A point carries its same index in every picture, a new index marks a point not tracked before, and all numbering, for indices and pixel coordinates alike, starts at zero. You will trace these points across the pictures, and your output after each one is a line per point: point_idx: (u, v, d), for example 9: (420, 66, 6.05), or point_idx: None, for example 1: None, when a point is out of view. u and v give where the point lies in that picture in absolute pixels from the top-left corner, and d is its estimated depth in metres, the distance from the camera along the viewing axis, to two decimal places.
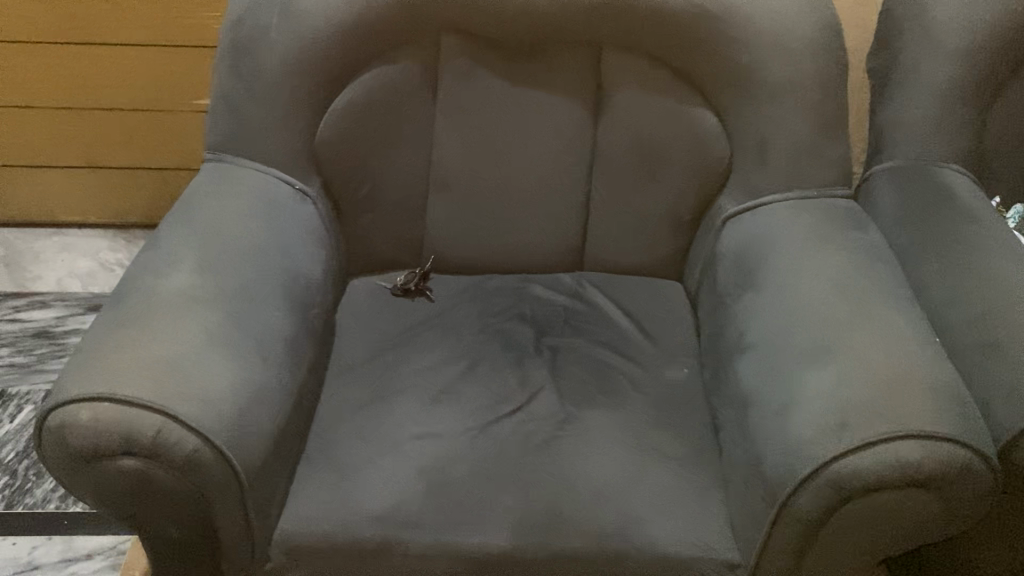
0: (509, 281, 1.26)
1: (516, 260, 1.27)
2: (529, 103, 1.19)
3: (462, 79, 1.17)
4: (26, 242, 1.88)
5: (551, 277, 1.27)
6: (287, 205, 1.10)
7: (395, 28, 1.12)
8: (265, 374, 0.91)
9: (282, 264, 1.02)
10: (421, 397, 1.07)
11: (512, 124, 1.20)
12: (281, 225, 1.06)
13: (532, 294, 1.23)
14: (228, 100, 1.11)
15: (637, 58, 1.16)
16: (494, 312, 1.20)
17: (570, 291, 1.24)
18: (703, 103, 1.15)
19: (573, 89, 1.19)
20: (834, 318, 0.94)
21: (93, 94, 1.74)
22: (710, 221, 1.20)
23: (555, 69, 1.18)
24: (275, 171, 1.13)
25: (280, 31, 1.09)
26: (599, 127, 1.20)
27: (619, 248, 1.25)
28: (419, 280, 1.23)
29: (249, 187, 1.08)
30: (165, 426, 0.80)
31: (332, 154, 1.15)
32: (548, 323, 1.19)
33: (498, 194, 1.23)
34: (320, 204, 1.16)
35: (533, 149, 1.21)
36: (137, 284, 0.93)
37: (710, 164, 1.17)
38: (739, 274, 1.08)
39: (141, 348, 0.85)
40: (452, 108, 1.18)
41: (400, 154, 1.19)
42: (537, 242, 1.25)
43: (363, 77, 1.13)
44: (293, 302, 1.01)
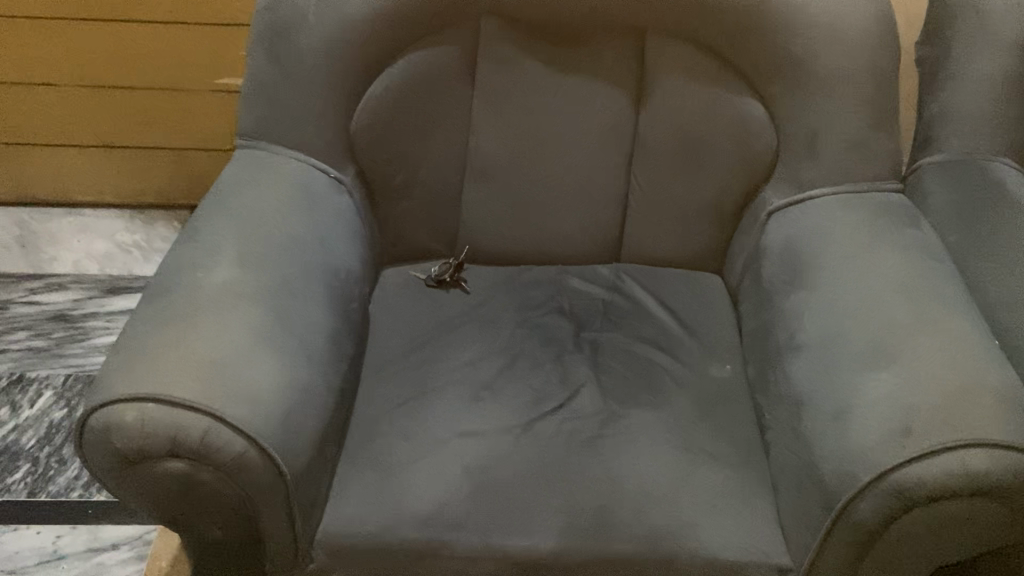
0: (546, 273, 1.24)
1: (552, 251, 1.24)
2: (570, 89, 1.16)
3: (502, 64, 1.14)
4: (40, 222, 1.85)
5: (588, 269, 1.25)
6: (325, 195, 1.06)
7: (436, 13, 1.08)
8: (309, 373, 0.88)
9: (323, 256, 0.99)
10: (461, 394, 1.05)
11: (552, 111, 1.17)
12: (319, 216, 1.03)
13: (570, 286, 1.21)
14: (262, 86, 1.07)
15: (683, 46, 1.13)
16: (531, 305, 1.18)
17: (608, 284, 1.22)
18: (750, 93, 1.12)
19: (615, 77, 1.16)
20: (891, 318, 0.92)
21: (112, 71, 1.70)
22: (754, 214, 1.17)
23: (598, 57, 1.15)
24: (313, 160, 1.09)
25: (317, 14, 1.05)
26: (641, 117, 1.17)
27: (659, 240, 1.23)
28: (454, 272, 1.20)
29: (286, 176, 1.05)
30: (213, 428, 0.78)
31: (368, 141, 1.12)
32: (588, 318, 1.16)
33: (537, 183, 1.20)
34: (356, 193, 1.13)
35: (573, 136, 1.18)
36: (178, 279, 0.90)
37: (755, 156, 1.14)
38: (787, 271, 1.06)
39: (186, 346, 0.82)
40: (490, 96, 1.15)
41: (437, 142, 1.16)
42: (574, 233, 1.23)
43: (401, 62, 1.10)
44: (334, 296, 0.98)
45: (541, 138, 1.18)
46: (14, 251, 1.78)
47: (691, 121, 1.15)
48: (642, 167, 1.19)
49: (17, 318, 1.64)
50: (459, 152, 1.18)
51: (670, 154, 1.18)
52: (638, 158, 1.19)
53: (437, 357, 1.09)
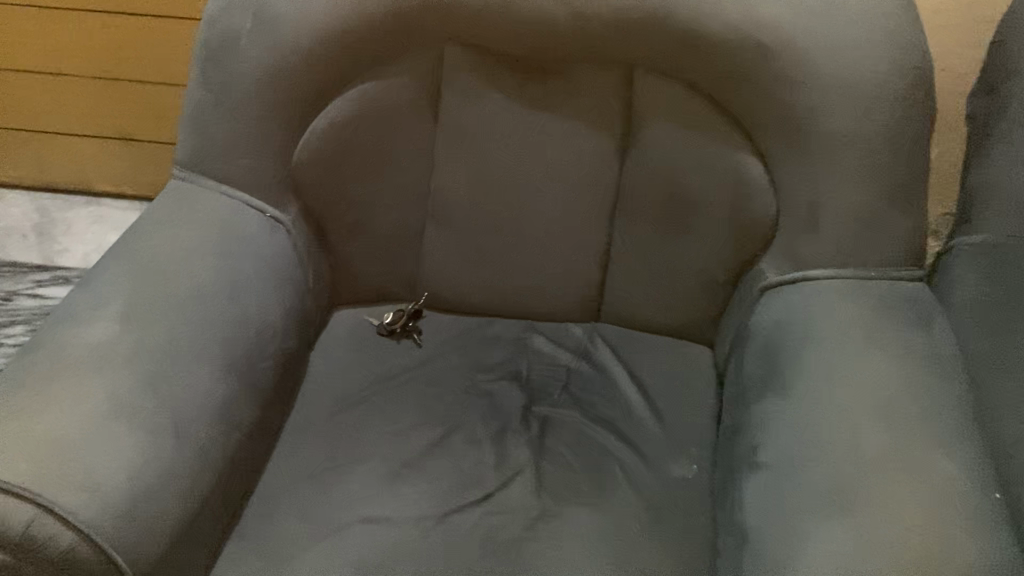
0: (511, 328, 1.11)
1: (522, 305, 1.11)
2: (544, 129, 1.02)
3: (467, 98, 1.01)
4: (61, 211, 1.83)
5: (560, 328, 1.11)
6: (250, 238, 0.97)
7: (389, 38, 0.96)
8: (178, 450, 0.79)
9: (232, 313, 0.90)
10: (379, 470, 0.93)
11: (524, 151, 1.03)
12: (240, 262, 0.94)
13: (534, 348, 1.08)
14: (195, 113, 0.98)
15: (674, 86, 0.97)
16: (486, 367, 1.05)
17: (579, 350, 1.08)
18: (748, 147, 0.96)
19: (597, 118, 1.01)
20: (863, 452, 0.75)
21: (125, 65, 1.65)
22: (747, 286, 1.01)
23: (578, 93, 1.00)
24: (247, 196, 0.99)
25: (252, 38, 0.94)
26: (625, 165, 1.03)
27: (641, 303, 1.08)
28: (407, 320, 1.10)
29: (209, 215, 0.96)
30: (37, 519, 0.68)
31: (312, 176, 1.01)
32: (545, 389, 1.03)
33: (505, 230, 1.07)
34: (298, 232, 1.03)
35: (546, 180, 1.04)
36: (52, 333, 0.82)
37: (752, 221, 0.98)
38: (766, 366, 0.90)
39: (30, 420, 0.73)
40: (454, 133, 1.03)
41: (393, 179, 1.05)
42: (546, 288, 1.10)
43: (350, 92, 0.99)
44: (236, 357, 0.88)
45: (511, 180, 1.05)
46: (30, 239, 1.77)
47: (679, 175, 1.00)
48: (625, 220, 1.05)
49: (16, 311, 1.62)
50: (418, 190, 1.06)
51: (655, 209, 1.03)
52: (621, 209, 1.05)
53: (366, 422, 0.98)
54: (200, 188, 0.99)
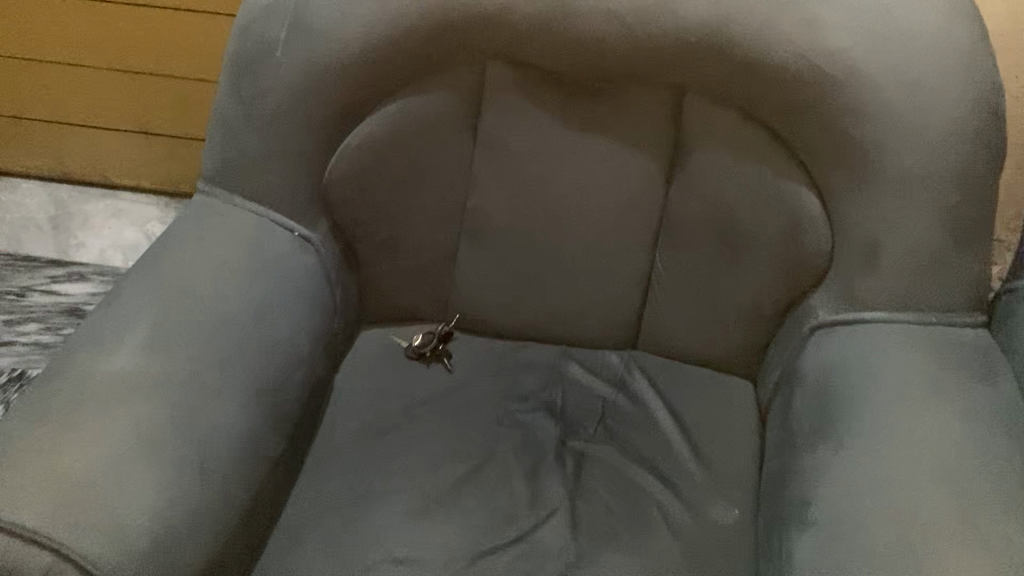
0: (544, 354, 1.07)
1: (557, 330, 1.07)
2: (588, 151, 0.97)
3: (509, 116, 0.97)
4: (78, 203, 1.79)
5: (596, 355, 1.07)
6: (279, 259, 0.92)
7: (431, 53, 0.91)
8: (202, 490, 0.75)
9: (261, 340, 0.86)
10: (409, 504, 0.89)
11: (566, 173, 0.99)
12: (269, 285, 0.90)
13: (569, 376, 1.04)
14: (226, 125, 0.93)
15: (727, 112, 0.92)
16: (519, 396, 1.01)
17: (615, 380, 1.04)
18: (805, 179, 0.91)
19: (645, 141, 0.96)
20: (927, 518, 0.71)
21: (146, 58, 1.61)
22: (796, 322, 0.96)
23: (625, 115, 0.96)
24: (276, 214, 0.95)
25: (288, 49, 0.90)
26: (672, 191, 0.98)
27: (682, 334, 1.04)
28: (438, 343, 1.06)
29: (237, 234, 0.92)
30: (55, 568, 0.65)
31: (344, 194, 0.97)
32: (580, 421, 0.99)
33: (543, 253, 1.03)
34: (328, 251, 0.98)
35: (588, 203, 1.00)
36: (72, 360, 0.78)
37: (805, 257, 0.93)
38: (818, 413, 0.86)
39: (51, 458, 0.70)
40: (494, 152, 0.98)
41: (428, 197, 1.00)
42: (582, 314, 1.05)
43: (387, 108, 0.94)
44: (264, 388, 0.84)
45: (551, 202, 1.00)
46: (46, 232, 1.73)
47: (728, 204, 0.95)
48: (668, 247, 1.01)
49: (32, 307, 1.59)
50: (454, 209, 1.02)
51: (701, 237, 0.99)
52: (665, 236, 1.01)
53: (394, 452, 0.94)
54: (228, 204, 0.95)
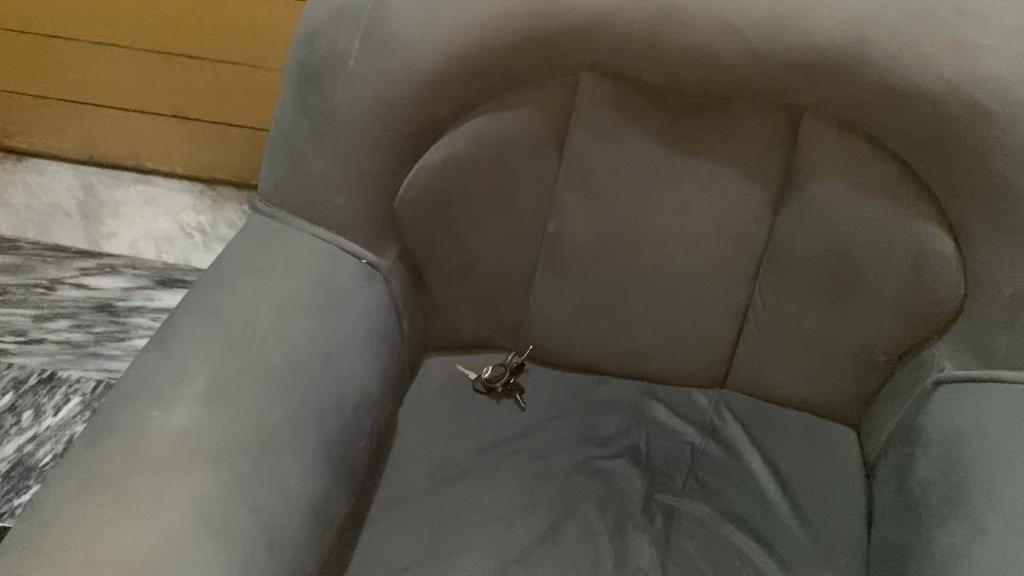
0: (625, 392, 0.98)
1: (639, 366, 0.98)
2: (688, 176, 0.88)
3: (601, 135, 0.87)
4: (108, 188, 1.70)
5: (681, 393, 0.99)
6: (347, 291, 0.84)
7: (520, 66, 0.81)
8: (269, 566, 0.66)
9: (329, 387, 0.77)
10: (484, 566, 0.81)
11: (661, 198, 0.89)
12: (337, 322, 0.81)
13: (653, 418, 0.95)
14: (291, 142, 0.84)
15: (852, 138, 0.82)
16: (600, 440, 0.93)
17: (705, 423, 0.95)
18: (937, 218, 0.82)
19: (753, 166, 0.86)
20: None
21: (185, 39, 1.51)
22: (912, 373, 0.87)
23: (732, 137, 0.85)
24: (344, 239, 0.86)
25: (362, 58, 0.80)
26: (779, 221, 0.89)
27: (779, 375, 0.95)
28: (509, 378, 0.97)
29: (301, 263, 0.83)
30: None
31: (417, 217, 0.88)
32: (666, 471, 0.91)
33: (629, 283, 0.94)
34: (396, 277, 0.89)
35: (684, 232, 0.90)
36: (124, 415, 0.70)
37: (931, 301, 0.84)
38: (949, 484, 0.77)
39: (103, 536, 0.62)
40: (582, 174, 0.89)
41: (506, 221, 0.91)
42: (669, 349, 0.97)
43: (467, 124, 0.85)
44: (333, 441, 0.76)
45: (642, 230, 0.91)
46: (75, 220, 1.64)
47: (844, 238, 0.86)
48: (770, 281, 0.91)
49: (61, 302, 1.51)
50: (533, 234, 0.93)
51: (808, 273, 0.89)
52: (766, 269, 0.91)
53: (466, 505, 0.86)
54: (290, 228, 0.86)
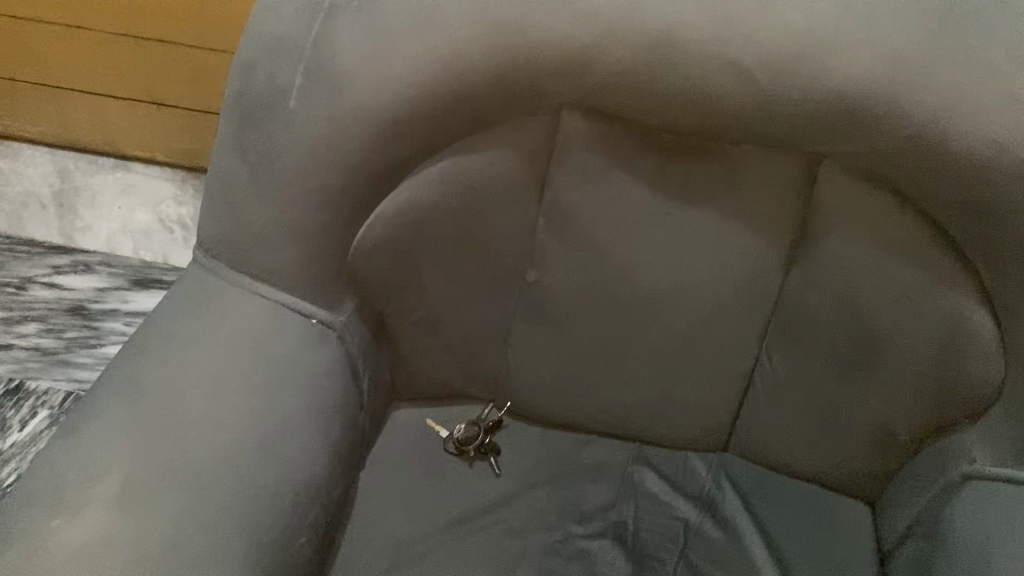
0: (612, 455, 0.89)
1: (631, 425, 0.88)
2: (687, 229, 0.76)
3: (587, 180, 0.75)
4: (86, 174, 1.60)
5: (676, 458, 0.89)
6: (293, 358, 0.73)
7: (489, 105, 0.70)
8: None
9: (266, 477, 0.68)
10: None
11: (655, 251, 0.78)
12: (277, 398, 0.71)
13: (643, 487, 0.86)
14: (227, 188, 0.73)
15: (878, 193, 0.70)
16: (582, 515, 0.83)
17: (702, 496, 0.86)
18: (974, 291, 0.70)
19: (762, 217, 0.75)
20: None
21: (152, 23, 1.39)
22: (937, 459, 0.77)
23: (739, 185, 0.73)
24: (289, 296, 0.75)
25: (304, 97, 0.68)
26: (791, 279, 0.78)
27: (787, 441, 0.85)
28: (483, 440, 0.87)
29: (237, 328, 0.72)
30: None
31: (376, 269, 0.78)
32: (655, 553, 0.81)
33: (619, 341, 0.83)
34: (354, 335, 0.79)
35: (681, 289, 0.79)
36: (20, 523, 0.61)
37: (964, 384, 0.73)
38: None
39: None
40: (565, 221, 0.77)
41: (479, 272, 0.81)
42: (663, 409, 0.86)
43: (430, 168, 0.73)
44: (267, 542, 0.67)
45: (633, 285, 0.80)
46: (49, 211, 1.55)
47: (864, 308, 0.75)
48: (778, 345, 0.81)
49: (32, 303, 1.43)
50: (510, 285, 0.82)
51: (823, 341, 0.78)
52: (775, 331, 0.81)
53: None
54: (227, 285, 0.75)
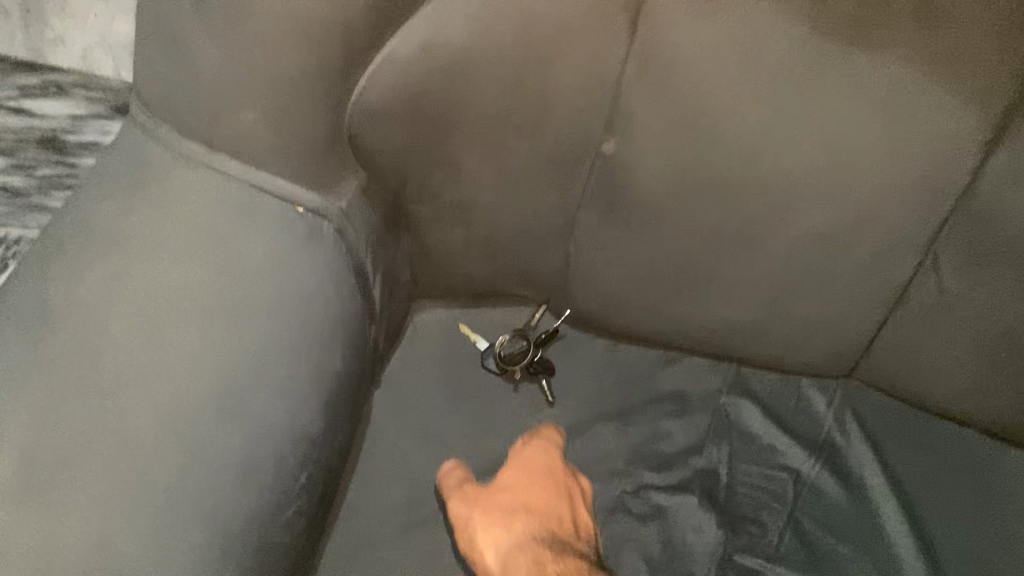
0: (698, 380, 0.69)
1: (726, 342, 0.67)
2: (848, 93, 0.51)
3: (696, 16, 0.50)
4: None
5: (786, 387, 0.68)
6: (271, 268, 0.53)
7: None
8: None
9: (236, 431, 0.49)
10: None
11: (796, 125, 0.53)
12: (250, 320, 0.51)
13: (740, 425, 0.67)
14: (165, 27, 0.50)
15: None
16: (658, 459, 0.65)
17: (817, 439, 0.66)
18: None
19: (968, 72, 0.49)
20: None
21: None
22: None
23: (938, 20, 0.48)
24: (265, 176, 0.54)
25: None
26: (995, 163, 0.52)
27: (940, 374, 0.63)
28: (533, 360, 0.67)
29: (191, 225, 0.51)
30: None
31: (385, 138, 0.55)
32: (753, 515, 0.63)
33: (724, 244, 0.60)
34: (359, 228, 0.59)
35: (826, 178, 0.55)
36: None
37: None
38: None
39: None
40: (659, 75, 0.53)
41: (530, 147, 0.57)
42: (772, 325, 0.64)
43: None
44: (241, 517, 0.49)
45: (757, 170, 0.56)
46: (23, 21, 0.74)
47: None
48: (958, 251, 0.57)
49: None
50: (577, 163, 0.59)
51: None
52: (954, 233, 0.56)
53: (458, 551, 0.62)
54: (175, 164, 0.53)
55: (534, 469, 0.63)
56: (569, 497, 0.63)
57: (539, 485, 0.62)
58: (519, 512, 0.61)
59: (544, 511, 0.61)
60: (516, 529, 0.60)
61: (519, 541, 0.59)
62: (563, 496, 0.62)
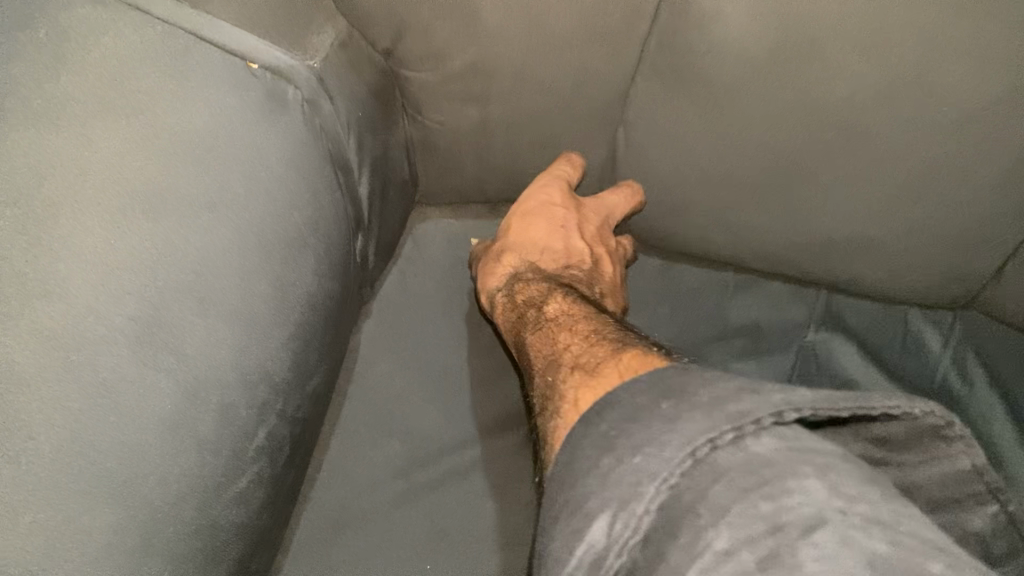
0: (777, 309, 0.55)
1: (815, 262, 0.52)
2: None
3: None
4: None
5: (892, 322, 0.55)
6: (221, 145, 0.38)
7: None
8: None
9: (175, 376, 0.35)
10: None
11: None
12: (191, 217, 0.36)
13: (833, 368, 0.54)
14: None
15: None
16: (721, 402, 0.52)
17: (930, 388, 0.53)
18: None
19: None
20: None
21: None
22: None
23: None
24: (207, 18, 0.39)
25: None
26: None
27: None
28: None
29: (106, 80, 0.35)
30: None
31: None
32: None
33: (821, 137, 0.45)
34: (339, 101, 0.45)
35: (976, 40, 0.39)
36: None
37: None
38: None
39: None
40: None
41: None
42: (883, 241, 0.49)
43: None
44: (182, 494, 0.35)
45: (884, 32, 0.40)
46: None
47: None
48: None
49: None
50: (632, 22, 0.44)
51: None
52: None
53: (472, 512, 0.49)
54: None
55: (527, 200, 0.52)
56: (568, 232, 0.52)
57: (533, 217, 0.52)
58: (507, 250, 0.52)
59: (539, 243, 0.52)
60: (502, 269, 0.52)
61: (504, 282, 0.51)
62: (561, 231, 0.52)
